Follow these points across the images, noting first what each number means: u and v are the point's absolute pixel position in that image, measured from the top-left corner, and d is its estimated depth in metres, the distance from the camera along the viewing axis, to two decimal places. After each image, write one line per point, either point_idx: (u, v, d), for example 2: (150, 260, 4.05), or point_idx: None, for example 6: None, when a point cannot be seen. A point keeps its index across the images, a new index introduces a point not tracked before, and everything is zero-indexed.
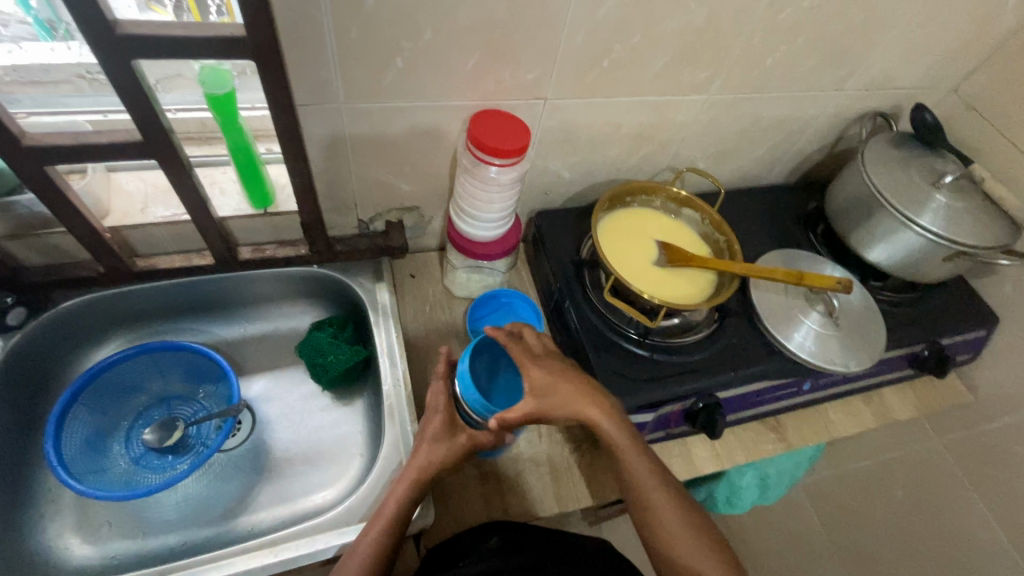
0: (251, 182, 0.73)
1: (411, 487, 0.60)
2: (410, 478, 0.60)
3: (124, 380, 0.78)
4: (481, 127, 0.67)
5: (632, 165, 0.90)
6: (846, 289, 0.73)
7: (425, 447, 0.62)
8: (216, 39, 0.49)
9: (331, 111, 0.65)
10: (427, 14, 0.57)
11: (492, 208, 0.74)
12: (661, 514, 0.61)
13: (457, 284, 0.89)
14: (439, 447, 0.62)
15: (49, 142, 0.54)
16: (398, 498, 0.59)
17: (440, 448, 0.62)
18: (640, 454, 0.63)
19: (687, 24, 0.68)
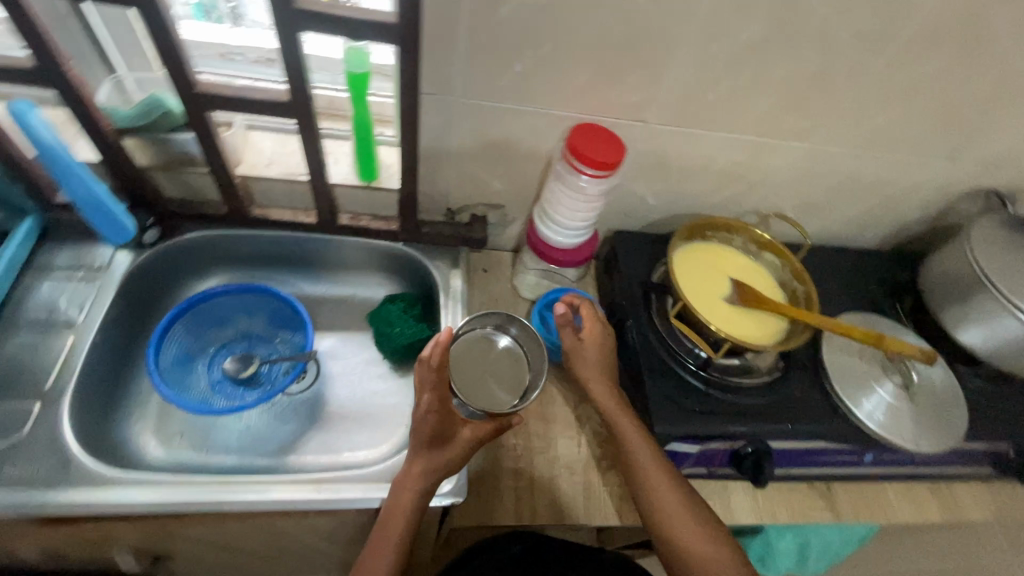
0: (364, 156, 0.80)
1: (414, 493, 0.63)
2: (412, 484, 0.64)
3: (218, 312, 0.86)
4: (581, 137, 0.70)
5: (717, 201, 0.90)
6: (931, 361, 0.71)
7: (421, 459, 0.65)
8: (371, 22, 0.56)
9: (448, 103, 0.71)
10: (554, 26, 0.62)
11: (576, 218, 0.79)
12: (675, 518, 0.65)
13: (524, 286, 0.93)
14: (434, 456, 0.65)
15: (215, 91, 0.63)
16: (407, 501, 0.63)
17: (436, 456, 0.65)
18: (652, 460, 0.67)
19: (801, 68, 0.69)
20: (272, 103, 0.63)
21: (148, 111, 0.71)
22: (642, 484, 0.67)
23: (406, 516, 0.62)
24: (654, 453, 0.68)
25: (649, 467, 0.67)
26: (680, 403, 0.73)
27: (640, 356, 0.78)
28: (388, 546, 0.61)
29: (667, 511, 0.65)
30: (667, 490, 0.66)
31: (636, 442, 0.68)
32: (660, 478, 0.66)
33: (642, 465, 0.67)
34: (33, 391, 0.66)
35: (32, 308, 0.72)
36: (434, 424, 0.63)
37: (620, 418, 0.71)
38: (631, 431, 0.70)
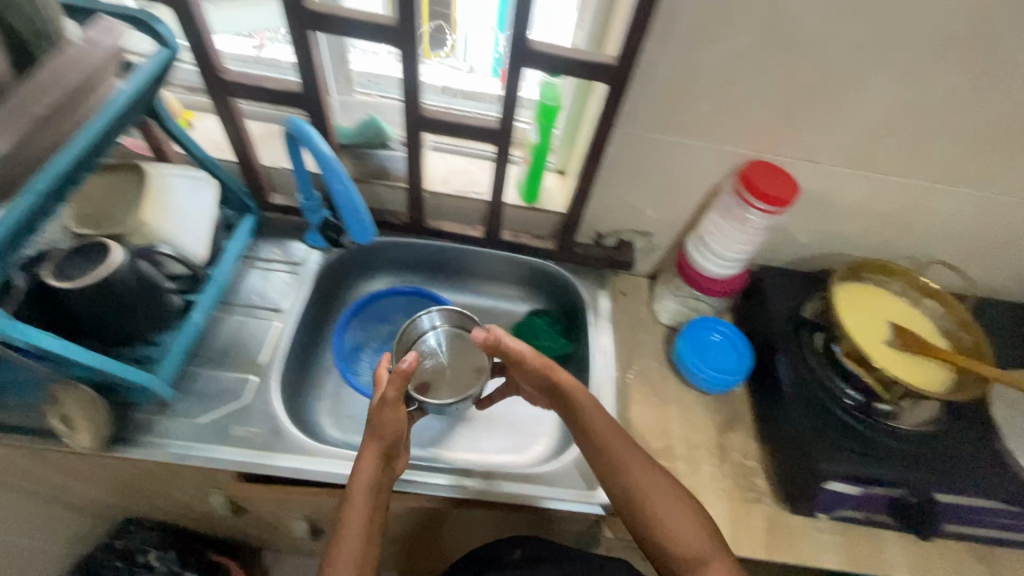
0: (533, 181, 0.87)
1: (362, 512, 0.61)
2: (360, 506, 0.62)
3: (384, 310, 0.94)
4: (756, 173, 0.74)
5: (871, 244, 0.90)
6: None
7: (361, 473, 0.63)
8: (592, 64, 0.62)
9: (630, 136, 0.76)
10: (750, 71, 0.66)
11: (734, 250, 0.82)
12: (670, 527, 0.62)
13: (663, 311, 0.96)
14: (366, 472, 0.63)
15: (434, 117, 0.71)
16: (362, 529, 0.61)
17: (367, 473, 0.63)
18: (646, 469, 0.65)
19: (993, 118, 0.69)
20: (482, 129, 0.71)
21: (367, 131, 0.84)
22: (613, 476, 0.66)
23: (365, 485, 0.62)
24: (639, 456, 0.66)
25: (632, 463, 0.65)
26: (840, 443, 0.74)
27: (794, 392, 0.79)
28: (358, 522, 0.61)
29: (687, 531, 0.62)
30: (647, 484, 0.64)
31: (610, 436, 0.67)
32: (631, 468, 0.65)
33: (619, 459, 0.66)
34: (251, 364, 0.76)
35: (243, 293, 0.83)
36: (376, 410, 0.63)
37: (550, 389, 0.70)
38: (617, 441, 0.66)
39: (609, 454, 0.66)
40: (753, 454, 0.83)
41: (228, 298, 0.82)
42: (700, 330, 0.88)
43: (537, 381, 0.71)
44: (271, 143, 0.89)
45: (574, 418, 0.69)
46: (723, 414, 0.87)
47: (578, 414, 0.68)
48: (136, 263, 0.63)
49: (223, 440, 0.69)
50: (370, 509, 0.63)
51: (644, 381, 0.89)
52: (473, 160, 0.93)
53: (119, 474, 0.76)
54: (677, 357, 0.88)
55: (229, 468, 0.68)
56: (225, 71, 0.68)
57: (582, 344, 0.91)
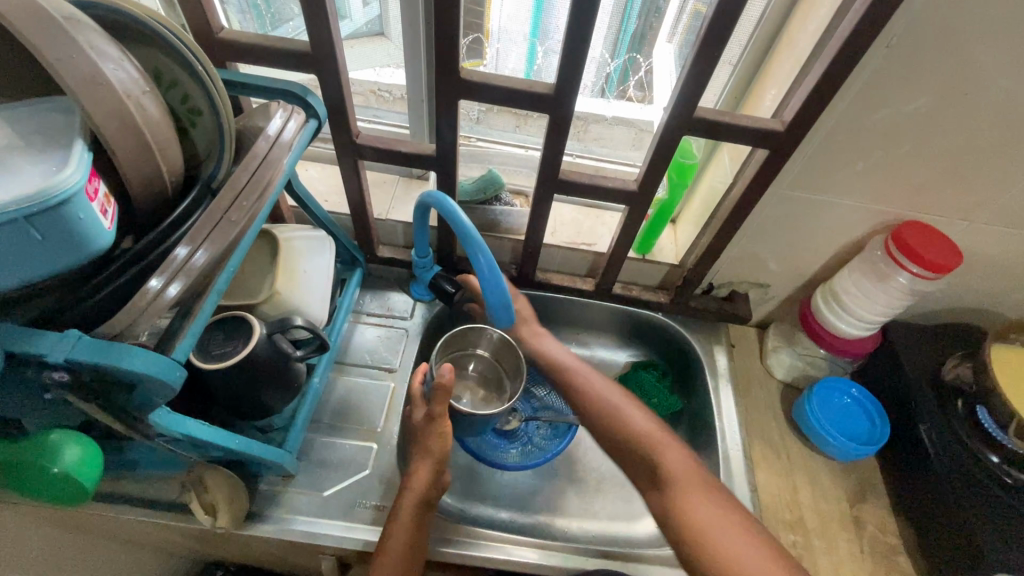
0: (650, 233, 0.83)
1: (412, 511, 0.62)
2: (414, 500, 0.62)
3: None
4: (912, 233, 0.69)
5: (1016, 301, 0.83)
6: None
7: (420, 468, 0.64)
8: (758, 130, 0.58)
9: (768, 194, 0.72)
10: (920, 132, 0.62)
11: (875, 310, 0.77)
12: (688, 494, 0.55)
13: (778, 366, 0.90)
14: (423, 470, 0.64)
15: (569, 178, 0.67)
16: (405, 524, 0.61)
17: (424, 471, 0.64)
18: (665, 439, 0.61)
19: None
20: (619, 190, 0.67)
21: (485, 187, 0.81)
22: (636, 455, 0.61)
23: (415, 502, 0.62)
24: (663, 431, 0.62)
25: (644, 432, 0.62)
26: (1008, 528, 0.67)
27: (945, 465, 0.73)
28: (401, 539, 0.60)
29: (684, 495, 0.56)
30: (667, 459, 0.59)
31: (627, 410, 0.65)
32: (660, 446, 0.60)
33: (640, 433, 0.62)
34: (369, 430, 0.74)
35: (353, 351, 0.81)
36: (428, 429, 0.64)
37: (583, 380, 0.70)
38: (658, 458, 0.60)
39: (615, 427, 0.64)
40: (892, 529, 0.78)
41: (340, 356, 0.81)
42: (827, 392, 0.84)
43: (565, 378, 0.72)
44: (378, 193, 0.88)
45: (594, 407, 0.67)
46: (854, 483, 0.82)
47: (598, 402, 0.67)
48: (274, 337, 0.61)
49: (351, 515, 0.67)
50: (415, 529, 0.62)
51: (766, 444, 0.84)
52: (581, 209, 0.91)
53: (238, 542, 0.74)
54: (805, 421, 0.83)
55: (359, 547, 0.65)
56: (357, 135, 0.67)
57: (697, 403, 0.86)
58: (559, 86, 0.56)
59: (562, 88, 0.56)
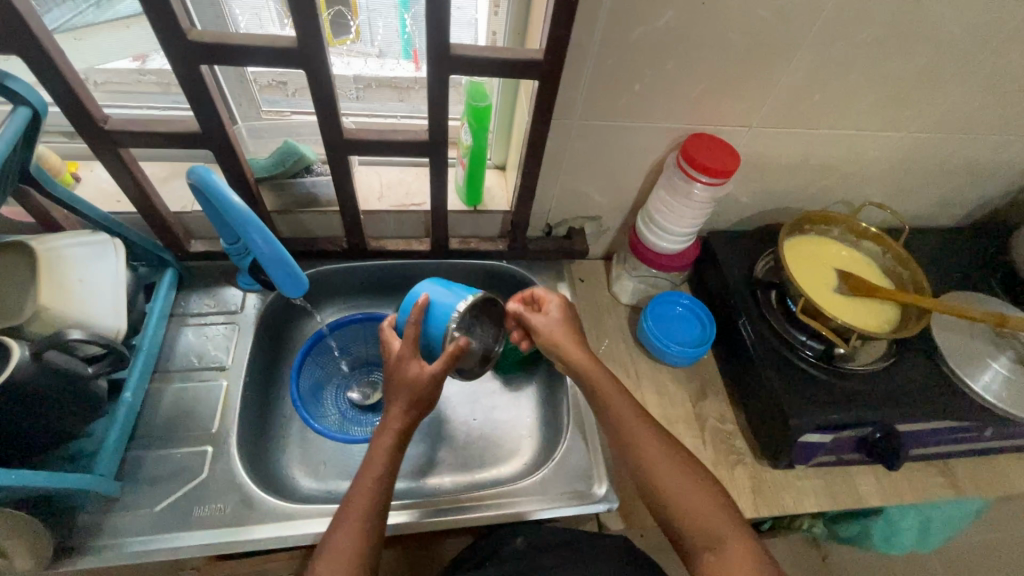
0: (472, 182, 0.83)
1: (389, 447, 0.62)
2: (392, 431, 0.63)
3: (340, 344, 0.88)
4: (696, 145, 0.73)
5: (807, 196, 0.92)
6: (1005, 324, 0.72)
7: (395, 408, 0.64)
8: (521, 62, 0.58)
9: (564, 127, 0.73)
10: (677, 46, 0.65)
11: (682, 222, 0.81)
12: (682, 491, 0.61)
13: (622, 292, 0.95)
14: (399, 406, 0.64)
15: (360, 137, 0.65)
16: (386, 451, 0.62)
17: (400, 407, 0.64)
18: (655, 440, 0.65)
19: (907, 63, 0.70)
20: (411, 143, 0.66)
21: (284, 160, 0.76)
22: (635, 457, 0.65)
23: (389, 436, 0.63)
24: (660, 435, 0.66)
25: (652, 450, 0.64)
26: (808, 394, 0.76)
27: (759, 353, 0.81)
28: (381, 462, 0.61)
29: (666, 468, 0.63)
30: (668, 468, 0.63)
31: (621, 412, 0.68)
32: (657, 451, 0.64)
33: (639, 438, 0.65)
34: (203, 435, 0.70)
35: (179, 357, 0.76)
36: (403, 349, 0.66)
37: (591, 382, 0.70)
38: (610, 392, 0.69)
39: (623, 428, 0.67)
40: (729, 417, 0.86)
41: (163, 365, 0.75)
42: (662, 307, 0.90)
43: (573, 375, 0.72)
44: (178, 184, 0.81)
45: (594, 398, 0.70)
46: (696, 383, 0.89)
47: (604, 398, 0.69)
48: (44, 356, 0.55)
49: (188, 524, 0.63)
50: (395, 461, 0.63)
51: (616, 365, 0.89)
52: (407, 169, 0.89)
53: None
54: (645, 338, 0.88)
55: (200, 554, 0.62)
56: (105, 121, 0.60)
57: None
58: (300, 39, 0.53)
59: (304, 42, 0.53)
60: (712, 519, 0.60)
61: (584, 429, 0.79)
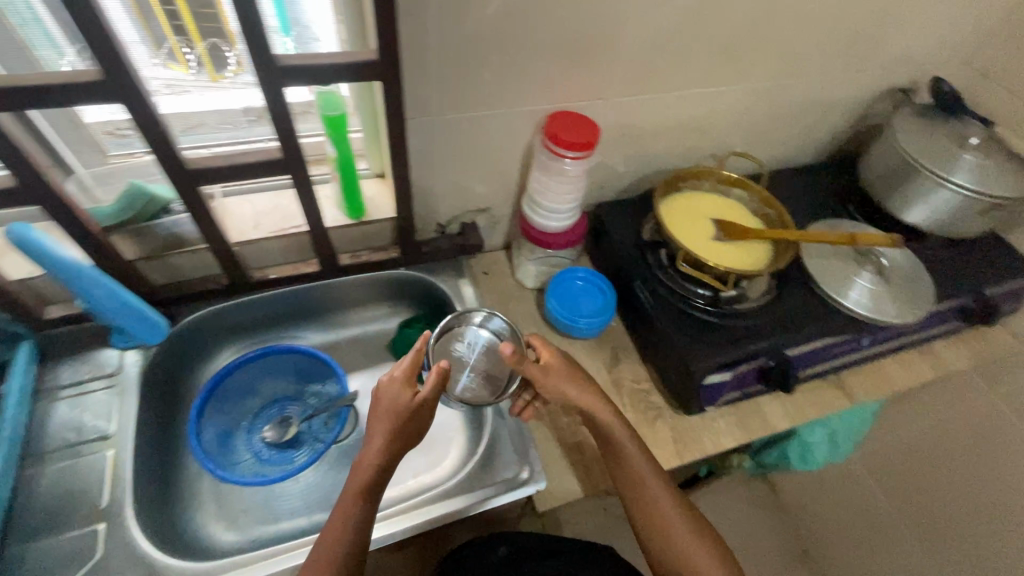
0: (349, 195, 0.81)
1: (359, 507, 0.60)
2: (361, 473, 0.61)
3: (245, 385, 0.86)
4: (559, 122, 0.76)
5: (678, 155, 0.98)
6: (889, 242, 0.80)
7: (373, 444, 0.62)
8: (355, 64, 0.58)
9: (425, 123, 0.73)
10: (514, 29, 0.66)
11: (563, 200, 0.83)
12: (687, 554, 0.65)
13: (526, 277, 0.97)
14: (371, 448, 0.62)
15: (208, 164, 0.62)
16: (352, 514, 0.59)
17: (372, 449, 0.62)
18: (673, 508, 0.67)
19: (732, 19, 0.76)
20: (266, 163, 0.64)
21: (133, 203, 0.71)
22: (654, 519, 0.66)
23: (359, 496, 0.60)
24: (677, 511, 0.67)
25: (671, 517, 0.66)
26: (703, 339, 0.81)
27: (655, 309, 0.84)
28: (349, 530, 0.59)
29: (673, 533, 0.65)
30: (678, 534, 0.65)
31: (652, 487, 0.67)
32: (668, 510, 0.67)
33: (661, 504, 0.67)
34: (95, 513, 0.64)
35: (54, 435, 0.69)
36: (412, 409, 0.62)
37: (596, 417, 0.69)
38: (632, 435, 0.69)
39: (642, 493, 0.67)
40: (644, 375, 0.89)
41: (36, 447, 0.68)
42: (563, 285, 0.92)
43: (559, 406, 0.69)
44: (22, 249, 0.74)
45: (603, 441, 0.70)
46: (608, 351, 0.92)
47: (628, 464, 0.68)
48: None
49: None
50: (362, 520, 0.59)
51: None
52: (280, 193, 0.85)
53: None
54: (552, 317, 0.90)
55: None
56: None
57: None
58: (104, 69, 0.50)
59: (110, 72, 0.50)
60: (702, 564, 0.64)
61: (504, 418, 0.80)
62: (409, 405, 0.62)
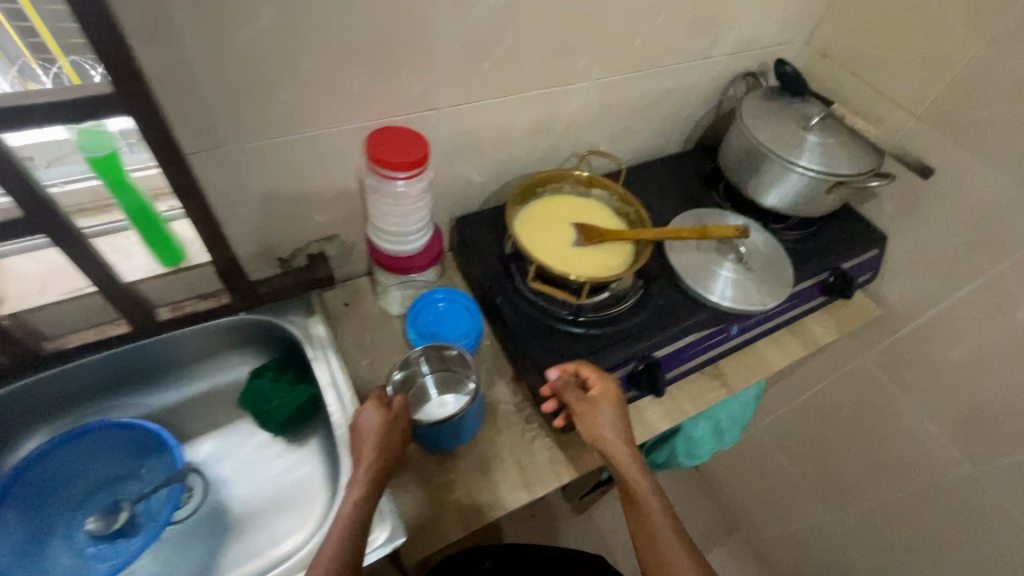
0: (157, 242, 0.71)
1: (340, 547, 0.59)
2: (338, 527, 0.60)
3: (60, 473, 0.75)
4: (380, 145, 0.68)
5: (538, 158, 0.93)
6: (742, 234, 0.79)
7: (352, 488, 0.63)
8: (85, 100, 0.49)
9: (222, 155, 0.64)
10: (299, 43, 0.58)
11: (408, 222, 0.77)
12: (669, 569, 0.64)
13: (393, 302, 0.90)
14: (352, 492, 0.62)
15: None
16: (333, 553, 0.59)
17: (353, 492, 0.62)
18: (667, 519, 0.67)
19: (555, 15, 0.71)
20: (6, 224, 0.54)
21: None
22: (648, 525, 0.67)
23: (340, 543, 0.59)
24: (681, 552, 0.65)
25: (674, 553, 0.64)
26: (569, 355, 0.78)
27: (518, 328, 0.80)
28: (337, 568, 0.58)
29: (664, 542, 0.65)
30: (665, 544, 0.65)
31: (657, 520, 0.66)
32: (669, 548, 0.65)
33: (667, 538, 0.65)
34: None
35: None
36: (387, 424, 0.67)
37: (607, 442, 0.69)
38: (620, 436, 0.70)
39: (638, 498, 0.68)
40: (521, 395, 0.85)
41: None
42: (424, 310, 0.85)
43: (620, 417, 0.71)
44: None
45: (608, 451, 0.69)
46: (483, 374, 0.87)
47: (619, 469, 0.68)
48: None
49: None
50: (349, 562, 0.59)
51: None
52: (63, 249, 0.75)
53: None
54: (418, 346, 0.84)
55: None
56: None
57: (314, 383, 0.81)
58: None
59: None
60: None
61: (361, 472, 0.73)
62: (385, 419, 0.67)
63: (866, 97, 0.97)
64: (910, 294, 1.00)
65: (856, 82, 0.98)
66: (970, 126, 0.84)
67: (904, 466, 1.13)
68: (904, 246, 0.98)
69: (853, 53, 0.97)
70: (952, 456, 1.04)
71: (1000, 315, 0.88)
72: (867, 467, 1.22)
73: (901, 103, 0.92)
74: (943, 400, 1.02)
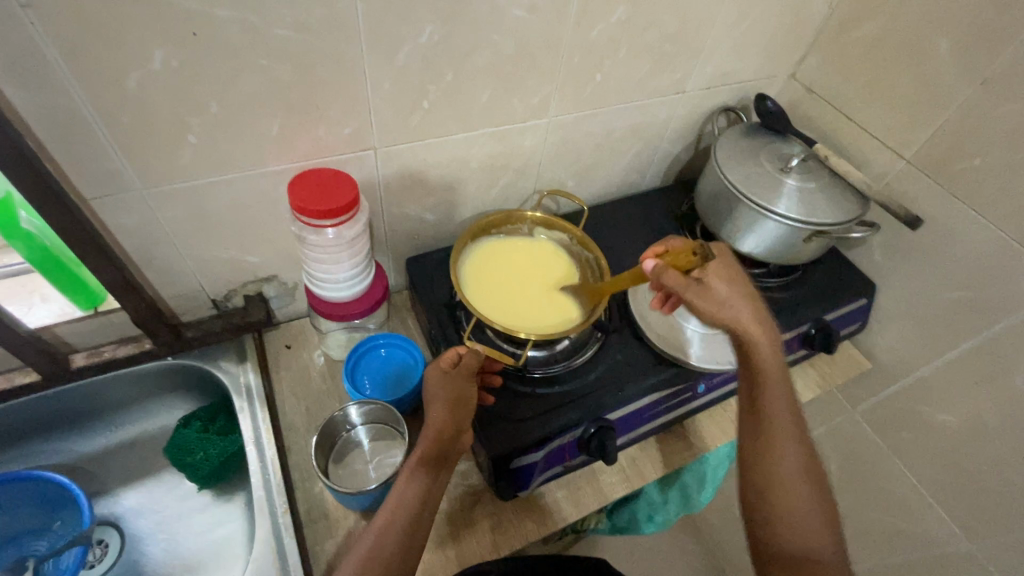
0: (68, 283, 0.67)
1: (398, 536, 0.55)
2: (397, 512, 0.56)
3: None
4: (302, 190, 0.63)
5: (496, 197, 0.88)
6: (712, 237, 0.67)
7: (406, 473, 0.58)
8: None
9: (128, 200, 0.60)
10: (204, 86, 0.54)
11: (342, 266, 0.72)
12: (786, 481, 0.62)
13: (334, 346, 0.83)
14: (412, 479, 0.58)
15: None
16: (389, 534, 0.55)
17: (413, 480, 0.58)
18: (790, 434, 0.63)
19: (498, 50, 0.66)
20: None
21: None
22: (762, 442, 0.64)
23: (406, 522, 0.56)
24: (799, 447, 0.63)
25: (784, 455, 0.63)
26: (512, 416, 0.71)
27: None
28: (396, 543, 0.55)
29: (778, 454, 0.63)
30: (776, 459, 0.63)
31: (776, 418, 0.64)
32: (786, 446, 0.63)
33: (782, 446, 0.63)
34: None
35: None
36: (449, 390, 0.62)
37: (751, 353, 0.64)
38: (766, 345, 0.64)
39: (758, 413, 0.64)
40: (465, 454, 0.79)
41: None
42: (364, 358, 0.79)
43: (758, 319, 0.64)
44: None
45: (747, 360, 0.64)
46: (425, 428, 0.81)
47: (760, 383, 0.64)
48: None
49: None
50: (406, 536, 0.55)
51: None
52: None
53: None
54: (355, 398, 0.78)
55: None
56: None
57: (240, 437, 0.77)
58: None
59: None
60: (808, 525, 0.60)
61: (273, 540, 0.68)
62: (447, 385, 0.62)
63: (854, 136, 0.90)
64: (899, 350, 0.92)
65: (843, 120, 0.90)
66: (962, 173, 0.77)
67: (899, 534, 1.04)
68: (894, 299, 0.91)
69: (839, 90, 0.90)
70: (950, 530, 0.94)
71: (998, 381, 0.80)
72: (861, 531, 1.12)
73: (890, 145, 0.85)
74: (936, 466, 0.93)
